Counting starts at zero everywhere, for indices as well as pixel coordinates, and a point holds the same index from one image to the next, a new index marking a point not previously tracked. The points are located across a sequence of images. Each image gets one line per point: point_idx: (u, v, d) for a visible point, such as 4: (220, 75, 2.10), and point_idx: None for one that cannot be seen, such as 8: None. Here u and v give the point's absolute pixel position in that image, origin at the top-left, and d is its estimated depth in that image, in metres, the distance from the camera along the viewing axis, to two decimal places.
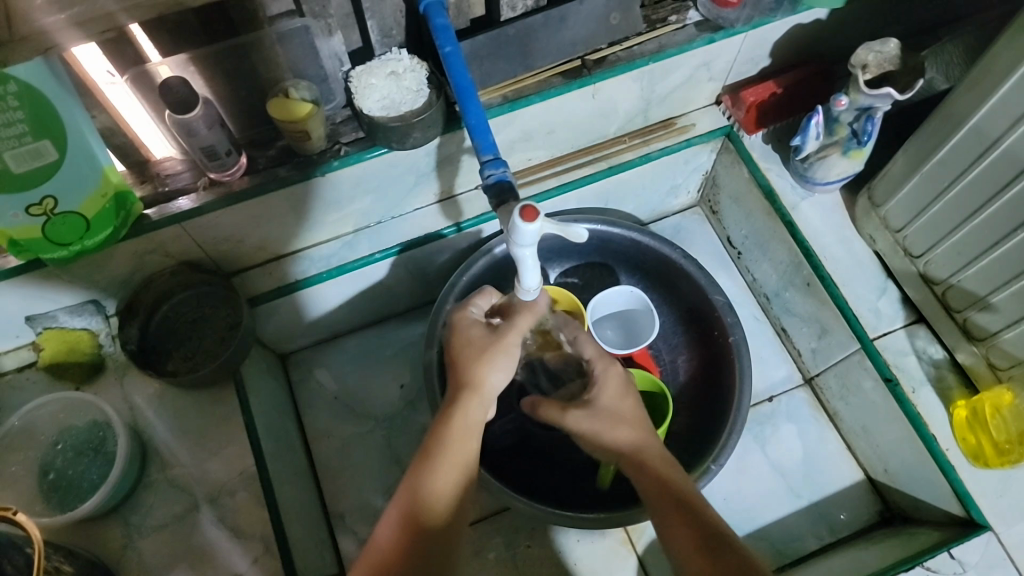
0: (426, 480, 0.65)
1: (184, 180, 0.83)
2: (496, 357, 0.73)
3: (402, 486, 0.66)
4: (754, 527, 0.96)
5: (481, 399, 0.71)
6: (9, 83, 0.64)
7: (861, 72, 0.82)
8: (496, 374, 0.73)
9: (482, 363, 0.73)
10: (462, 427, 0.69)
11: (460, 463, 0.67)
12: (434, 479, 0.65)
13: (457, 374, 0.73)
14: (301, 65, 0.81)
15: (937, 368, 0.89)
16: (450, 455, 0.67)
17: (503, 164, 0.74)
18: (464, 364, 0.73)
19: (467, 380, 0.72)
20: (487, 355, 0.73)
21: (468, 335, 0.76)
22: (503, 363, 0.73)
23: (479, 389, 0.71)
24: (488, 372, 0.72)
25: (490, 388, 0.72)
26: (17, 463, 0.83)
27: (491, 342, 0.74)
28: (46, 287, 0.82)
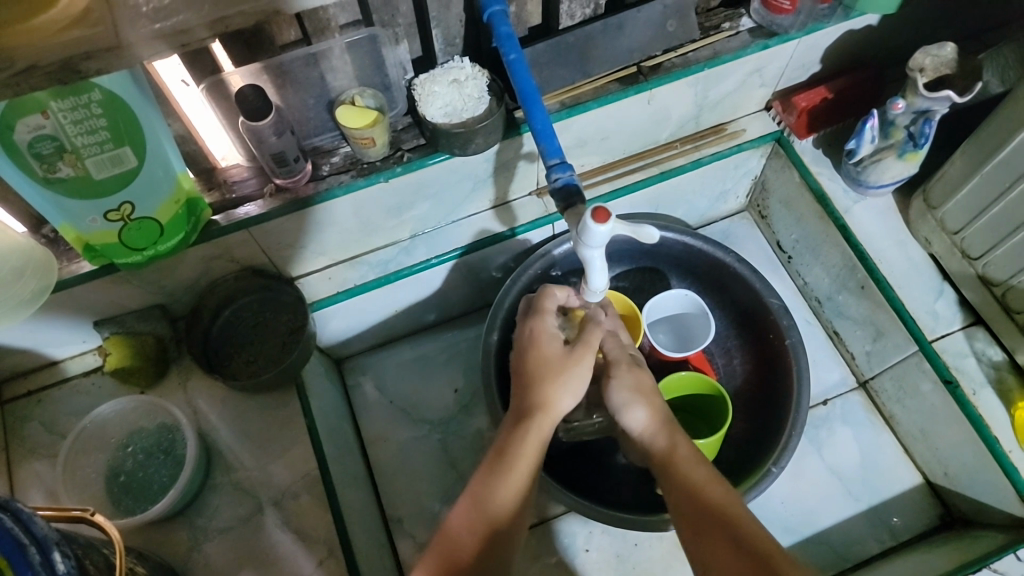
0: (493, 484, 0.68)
1: (252, 187, 0.84)
2: (568, 379, 0.73)
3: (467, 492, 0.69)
4: (812, 530, 0.96)
5: (552, 419, 0.72)
6: (93, 91, 0.65)
7: (919, 75, 0.82)
8: (567, 398, 0.73)
9: (558, 387, 0.73)
10: (531, 437, 0.70)
11: (525, 474, 0.69)
12: (502, 484, 0.68)
13: (530, 390, 0.74)
14: (367, 73, 0.83)
15: (997, 370, 0.87)
16: (515, 475, 0.68)
17: (569, 168, 0.74)
18: (538, 382, 0.73)
19: (536, 398, 0.72)
20: (562, 375, 0.74)
21: (542, 349, 0.76)
22: (575, 383, 0.74)
23: (549, 409, 0.72)
24: (561, 395, 0.72)
25: (561, 410, 0.73)
26: (87, 465, 0.84)
27: (565, 361, 0.74)
28: (116, 291, 0.84)
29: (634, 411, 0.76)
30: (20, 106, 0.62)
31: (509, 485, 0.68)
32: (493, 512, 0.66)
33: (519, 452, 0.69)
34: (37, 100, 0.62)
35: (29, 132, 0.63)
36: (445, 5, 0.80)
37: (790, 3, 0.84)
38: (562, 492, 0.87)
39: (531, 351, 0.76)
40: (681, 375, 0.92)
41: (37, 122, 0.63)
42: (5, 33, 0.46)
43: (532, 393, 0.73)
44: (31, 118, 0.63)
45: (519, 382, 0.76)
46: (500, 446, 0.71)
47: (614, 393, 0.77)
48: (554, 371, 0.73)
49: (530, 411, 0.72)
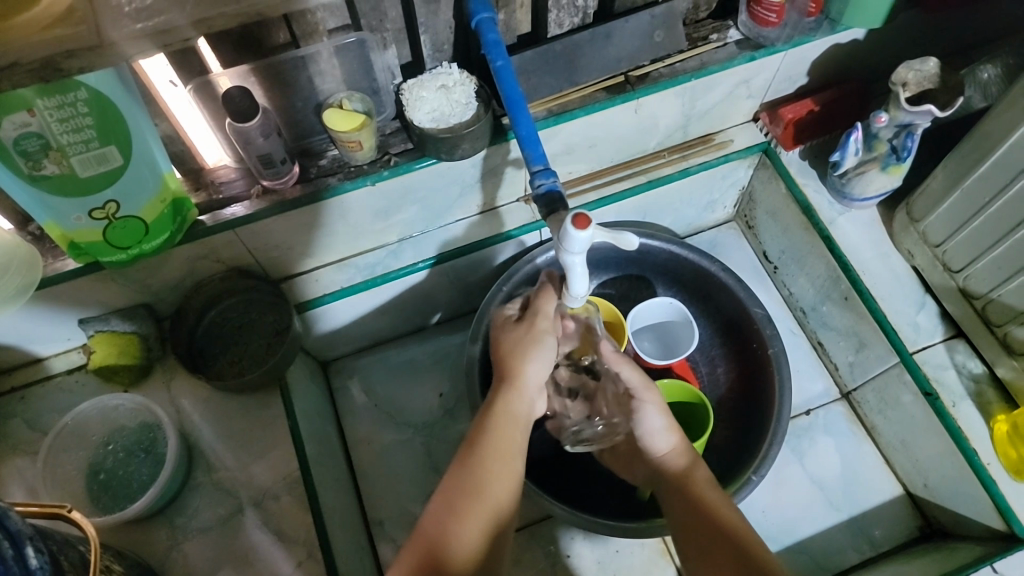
0: (479, 470, 0.69)
1: (238, 188, 0.85)
2: (529, 347, 0.78)
3: (449, 477, 0.69)
4: (792, 539, 0.96)
5: (523, 393, 0.76)
6: (79, 90, 0.65)
7: (901, 89, 0.84)
8: (533, 364, 0.77)
9: (522, 359, 0.77)
10: (502, 416, 0.74)
11: (507, 458, 0.71)
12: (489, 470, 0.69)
13: (500, 368, 0.78)
14: (355, 78, 0.84)
15: (977, 383, 0.88)
16: (498, 454, 0.70)
17: (553, 174, 0.75)
18: (504, 360, 0.78)
19: (504, 375, 0.77)
20: (526, 348, 0.78)
21: (506, 331, 0.81)
22: (542, 357, 0.78)
23: (518, 383, 0.76)
24: (527, 365, 0.77)
25: (529, 383, 0.77)
26: (67, 463, 0.84)
27: (527, 334, 0.79)
28: (101, 289, 0.84)
29: (665, 436, 0.78)
30: (6, 103, 0.62)
31: (496, 471, 0.69)
32: (486, 499, 0.67)
33: (495, 428, 0.73)
34: (24, 98, 0.63)
35: (15, 129, 0.64)
36: (434, 11, 0.81)
37: (777, 15, 0.86)
38: (542, 497, 0.87)
39: (499, 337, 0.81)
40: (664, 382, 0.93)
41: (23, 120, 0.64)
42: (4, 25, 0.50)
43: (499, 371, 0.78)
44: (17, 115, 0.63)
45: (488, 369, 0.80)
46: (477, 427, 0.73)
47: (647, 419, 0.78)
48: (520, 346, 0.78)
49: (499, 388, 0.76)
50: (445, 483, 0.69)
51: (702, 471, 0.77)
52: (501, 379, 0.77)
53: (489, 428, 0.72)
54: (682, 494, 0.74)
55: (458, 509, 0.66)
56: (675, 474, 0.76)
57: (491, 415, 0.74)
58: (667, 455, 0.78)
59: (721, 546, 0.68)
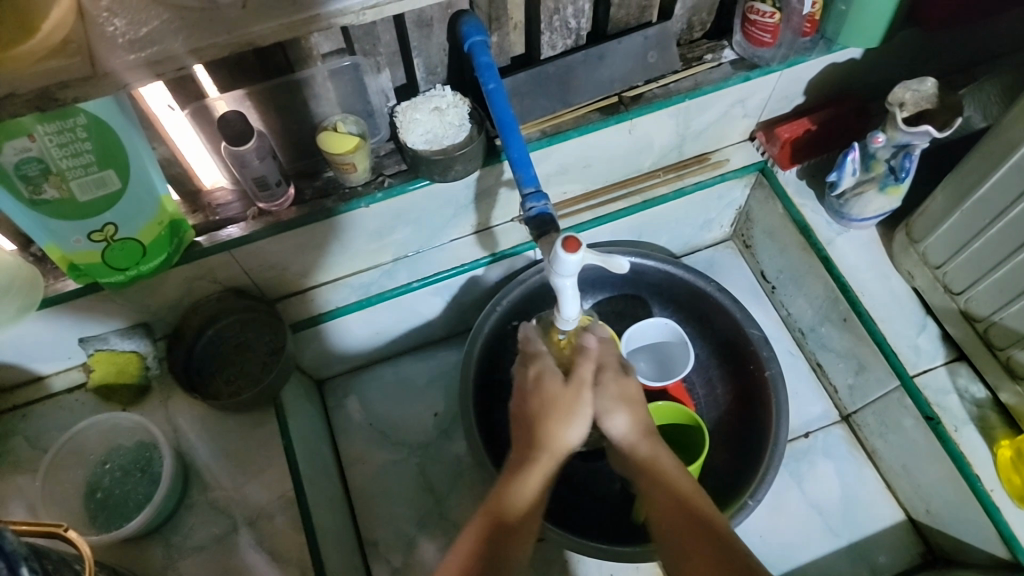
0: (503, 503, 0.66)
1: (234, 210, 0.86)
2: (575, 418, 0.69)
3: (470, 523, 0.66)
4: (791, 565, 0.95)
5: (555, 459, 0.69)
6: (79, 116, 0.66)
7: (899, 110, 0.82)
8: (574, 433, 0.69)
9: (564, 424, 0.69)
10: (531, 474, 0.68)
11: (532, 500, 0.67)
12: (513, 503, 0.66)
13: (531, 429, 0.71)
14: (349, 101, 0.85)
15: (980, 407, 0.86)
16: (521, 495, 0.67)
17: (543, 197, 0.75)
18: (543, 421, 0.70)
19: (539, 436, 0.69)
20: (563, 412, 0.70)
21: (547, 387, 0.72)
22: (581, 423, 0.70)
23: (552, 448, 0.69)
24: (564, 432, 0.69)
25: (564, 446, 0.69)
26: (66, 481, 0.86)
27: (568, 400, 0.70)
28: (98, 310, 0.86)
29: (615, 418, 0.72)
30: (7, 129, 0.63)
31: (518, 496, 0.67)
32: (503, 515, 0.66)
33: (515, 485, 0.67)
34: (24, 124, 0.64)
35: (16, 155, 0.65)
36: (426, 36, 0.82)
37: (771, 35, 0.85)
38: (533, 520, 0.86)
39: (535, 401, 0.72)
40: (658, 405, 0.92)
41: (24, 145, 0.65)
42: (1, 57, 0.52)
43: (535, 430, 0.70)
44: (18, 141, 0.64)
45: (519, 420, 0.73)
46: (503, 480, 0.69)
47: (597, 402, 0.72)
48: (561, 407, 0.70)
49: (534, 449, 0.69)
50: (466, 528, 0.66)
51: (669, 460, 0.70)
52: (537, 441, 0.69)
53: (517, 481, 0.68)
54: (649, 483, 0.68)
55: (470, 546, 0.63)
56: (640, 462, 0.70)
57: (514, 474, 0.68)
58: (626, 441, 0.72)
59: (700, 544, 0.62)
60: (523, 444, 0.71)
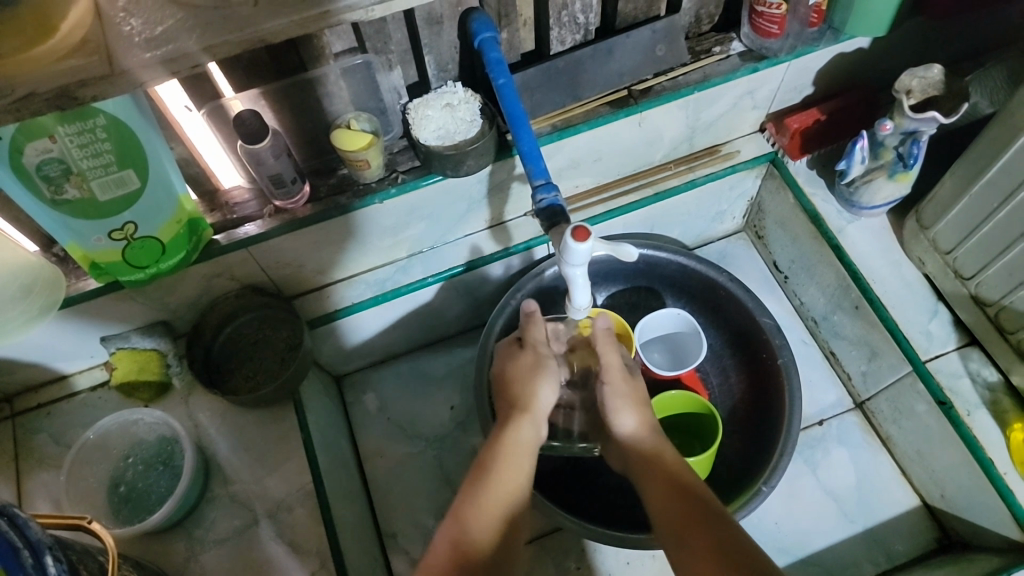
0: (491, 485, 0.66)
1: (252, 208, 0.87)
2: (545, 375, 0.76)
3: (451, 514, 0.64)
4: (807, 551, 0.96)
5: (534, 419, 0.73)
6: (98, 116, 0.68)
7: (905, 97, 0.83)
8: (546, 391, 0.75)
9: (533, 384, 0.75)
10: (516, 447, 0.69)
11: (514, 486, 0.67)
12: (503, 479, 0.67)
13: (510, 394, 0.76)
14: (363, 99, 0.86)
15: (992, 392, 0.86)
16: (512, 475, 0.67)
17: (554, 189, 0.76)
18: (513, 385, 0.76)
19: (516, 398, 0.74)
20: (539, 374, 0.76)
21: (515, 353, 0.79)
22: (551, 381, 0.76)
23: (530, 409, 0.73)
24: (538, 392, 0.74)
25: (541, 406, 0.74)
26: (90, 476, 0.87)
27: (537, 360, 0.77)
28: (120, 308, 0.87)
29: (623, 417, 0.75)
30: (29, 130, 0.65)
31: (509, 472, 0.67)
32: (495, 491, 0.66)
33: (507, 454, 0.69)
34: (45, 124, 0.65)
35: (38, 155, 0.67)
36: (437, 33, 0.83)
37: (778, 26, 0.86)
38: (551, 509, 0.87)
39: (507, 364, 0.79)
40: (672, 394, 0.93)
41: (45, 146, 0.66)
42: (18, 61, 0.53)
43: (511, 392, 0.75)
44: (39, 142, 0.66)
45: (496, 389, 0.79)
46: (486, 454, 0.69)
47: (608, 398, 0.75)
48: (535, 367, 0.76)
49: (510, 411, 0.74)
50: (460, 501, 0.65)
51: (671, 454, 0.71)
52: (514, 401, 0.74)
53: (500, 457, 0.68)
54: (654, 473, 0.69)
55: (467, 521, 0.63)
56: (642, 454, 0.71)
57: (500, 445, 0.70)
58: (632, 438, 0.74)
59: (701, 526, 0.62)
60: (502, 411, 0.75)
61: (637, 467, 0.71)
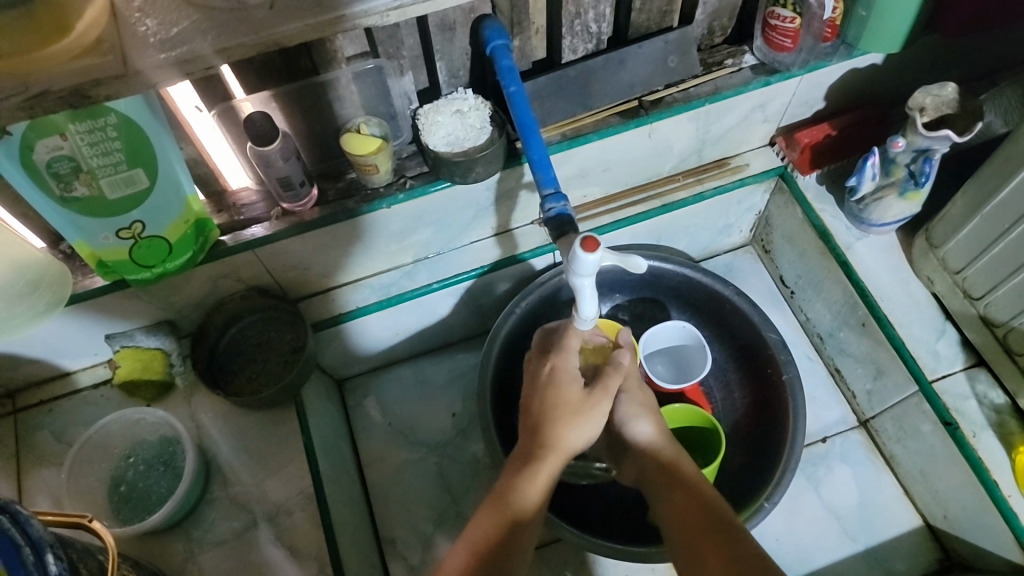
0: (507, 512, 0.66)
1: (258, 210, 0.87)
2: (582, 421, 0.73)
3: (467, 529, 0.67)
4: (807, 569, 0.95)
5: (560, 457, 0.71)
6: (109, 115, 0.68)
7: (918, 115, 0.83)
8: (577, 434, 0.73)
9: (569, 424, 0.72)
10: (540, 481, 0.69)
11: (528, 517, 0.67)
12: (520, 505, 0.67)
13: (541, 429, 0.73)
14: (373, 103, 0.86)
15: (998, 413, 0.85)
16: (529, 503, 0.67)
17: (563, 198, 0.76)
18: (551, 418, 0.73)
19: (550, 437, 0.72)
20: (572, 416, 0.73)
21: (556, 386, 0.75)
22: (589, 427, 0.73)
23: (557, 448, 0.72)
24: (571, 433, 0.72)
25: (570, 448, 0.72)
26: (90, 474, 0.87)
27: (581, 403, 0.74)
28: (126, 307, 0.87)
29: (639, 424, 0.77)
30: (40, 127, 0.65)
31: (528, 499, 0.68)
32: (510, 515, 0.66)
33: (523, 485, 0.68)
34: (56, 122, 0.66)
35: (48, 152, 0.67)
36: (449, 39, 0.83)
37: (791, 41, 0.86)
38: (550, 520, 0.87)
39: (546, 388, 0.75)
40: (675, 407, 0.92)
41: (55, 143, 0.66)
42: (28, 59, 0.53)
43: (543, 431, 0.73)
44: (50, 139, 0.66)
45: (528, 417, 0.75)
46: (509, 481, 0.69)
47: (623, 405, 0.78)
48: (574, 411, 0.73)
49: (541, 448, 0.72)
50: (472, 521, 0.67)
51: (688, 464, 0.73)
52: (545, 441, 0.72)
53: (523, 486, 0.68)
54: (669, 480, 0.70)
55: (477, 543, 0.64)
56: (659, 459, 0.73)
57: (526, 476, 0.69)
58: (649, 444, 0.75)
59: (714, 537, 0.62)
60: (532, 440, 0.73)
61: (653, 472, 0.72)
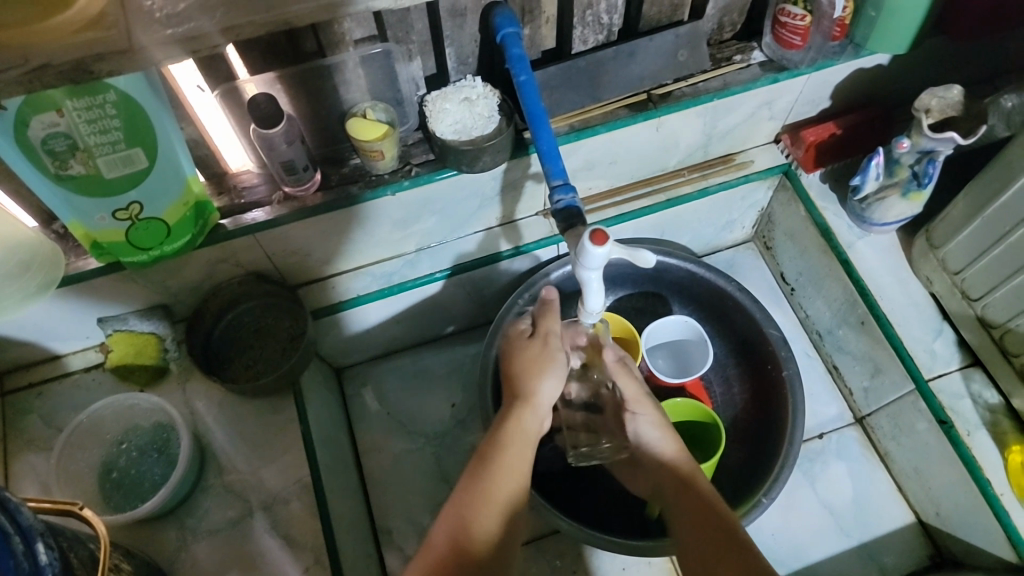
0: (493, 481, 0.65)
1: (260, 194, 0.86)
2: (547, 368, 0.74)
3: (447, 508, 0.64)
4: (802, 564, 0.96)
5: (534, 411, 0.72)
6: (108, 92, 0.65)
7: (924, 116, 0.84)
8: (548, 384, 0.74)
9: (536, 377, 0.74)
10: (516, 440, 0.69)
11: (513, 487, 0.66)
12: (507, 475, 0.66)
13: (511, 383, 0.75)
14: (380, 89, 0.85)
15: (992, 413, 0.87)
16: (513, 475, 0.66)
17: (571, 190, 0.75)
18: (519, 375, 0.75)
19: (517, 390, 0.74)
20: (541, 367, 0.75)
21: (520, 346, 0.77)
22: (555, 376, 0.75)
23: (530, 400, 0.73)
24: (540, 385, 0.73)
25: (541, 400, 0.73)
26: (79, 460, 0.85)
27: (541, 351, 0.76)
28: (120, 289, 0.85)
29: (658, 439, 0.76)
30: (36, 103, 0.63)
31: (510, 466, 0.67)
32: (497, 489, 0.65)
33: (508, 444, 0.68)
34: (53, 98, 0.63)
35: (44, 129, 0.64)
36: (460, 25, 0.82)
37: (800, 38, 0.86)
38: (551, 512, 0.87)
39: (513, 350, 0.78)
40: (677, 401, 0.92)
41: (52, 120, 0.64)
42: (27, 31, 0.51)
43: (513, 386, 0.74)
44: (46, 115, 0.64)
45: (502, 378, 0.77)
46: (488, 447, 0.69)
47: (640, 424, 0.77)
48: (538, 360, 0.75)
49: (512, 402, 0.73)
50: (458, 489, 0.65)
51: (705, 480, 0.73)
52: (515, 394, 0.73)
53: (500, 449, 0.68)
54: (686, 498, 0.71)
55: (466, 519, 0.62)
56: (678, 476, 0.73)
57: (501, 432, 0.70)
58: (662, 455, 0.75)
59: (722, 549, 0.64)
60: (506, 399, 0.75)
61: (670, 486, 0.73)
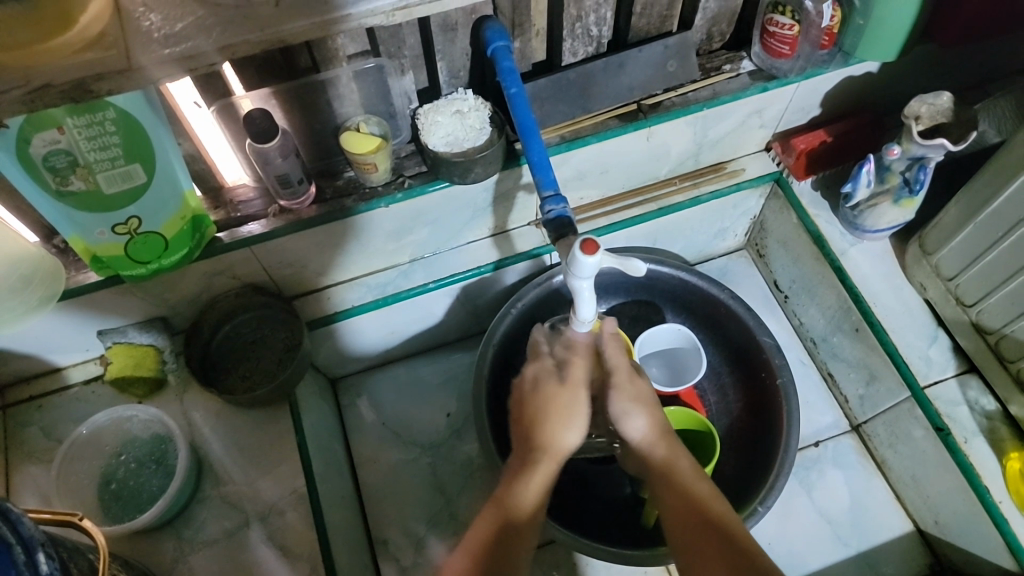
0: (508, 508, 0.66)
1: (255, 207, 0.87)
2: (571, 416, 0.70)
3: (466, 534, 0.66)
4: (799, 573, 0.96)
5: (556, 462, 0.68)
6: (108, 110, 0.67)
7: (914, 123, 0.84)
8: (571, 433, 0.69)
9: (562, 425, 0.69)
10: (534, 484, 0.67)
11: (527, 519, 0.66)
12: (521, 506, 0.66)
13: (532, 429, 0.71)
14: (372, 102, 0.86)
15: (989, 419, 0.86)
16: (526, 504, 0.66)
17: (563, 200, 0.76)
18: (540, 421, 0.70)
19: (540, 439, 0.69)
20: (566, 415, 0.70)
21: (545, 387, 0.72)
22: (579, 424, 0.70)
23: (553, 451, 0.69)
24: (563, 434, 0.69)
25: (565, 450, 0.69)
26: (78, 472, 0.86)
27: (566, 400, 0.71)
28: (118, 303, 0.86)
29: (634, 421, 0.71)
30: (38, 121, 0.64)
31: (525, 501, 0.66)
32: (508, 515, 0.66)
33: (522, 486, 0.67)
34: (53, 116, 0.65)
35: (44, 146, 0.66)
36: (451, 39, 0.83)
37: (789, 47, 0.86)
38: (544, 521, 0.87)
39: (533, 393, 0.72)
40: (671, 409, 0.93)
41: (52, 137, 0.66)
42: (30, 52, 0.51)
43: (533, 433, 0.70)
44: (47, 133, 0.65)
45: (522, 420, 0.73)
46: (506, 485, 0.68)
47: (613, 402, 0.72)
48: (560, 408, 0.70)
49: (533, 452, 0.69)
50: (474, 524, 0.66)
51: (685, 462, 0.70)
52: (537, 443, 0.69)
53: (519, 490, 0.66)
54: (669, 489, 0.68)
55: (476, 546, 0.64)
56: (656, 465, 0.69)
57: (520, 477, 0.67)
58: (644, 444, 0.71)
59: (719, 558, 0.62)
60: (525, 441, 0.71)
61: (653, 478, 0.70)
